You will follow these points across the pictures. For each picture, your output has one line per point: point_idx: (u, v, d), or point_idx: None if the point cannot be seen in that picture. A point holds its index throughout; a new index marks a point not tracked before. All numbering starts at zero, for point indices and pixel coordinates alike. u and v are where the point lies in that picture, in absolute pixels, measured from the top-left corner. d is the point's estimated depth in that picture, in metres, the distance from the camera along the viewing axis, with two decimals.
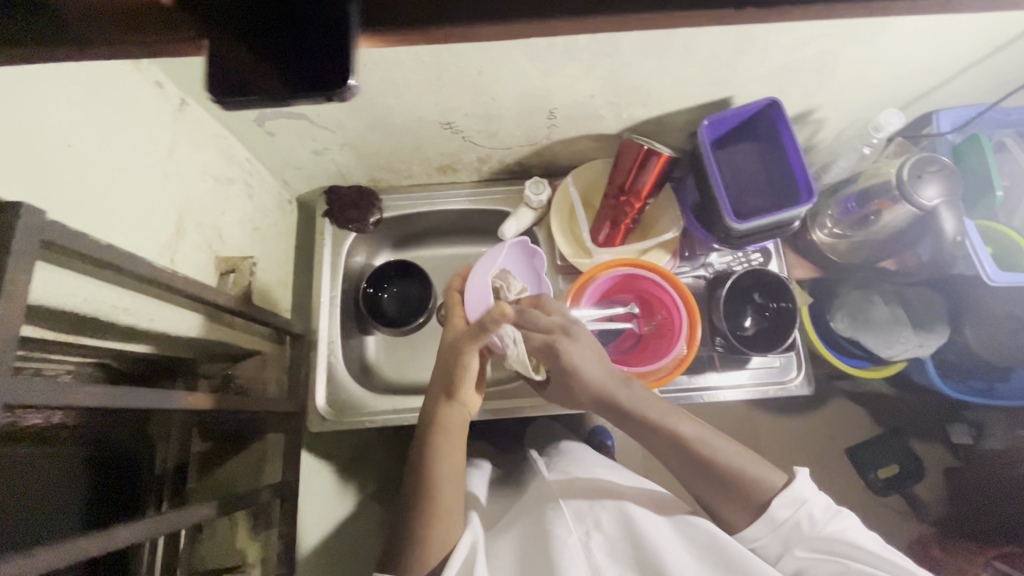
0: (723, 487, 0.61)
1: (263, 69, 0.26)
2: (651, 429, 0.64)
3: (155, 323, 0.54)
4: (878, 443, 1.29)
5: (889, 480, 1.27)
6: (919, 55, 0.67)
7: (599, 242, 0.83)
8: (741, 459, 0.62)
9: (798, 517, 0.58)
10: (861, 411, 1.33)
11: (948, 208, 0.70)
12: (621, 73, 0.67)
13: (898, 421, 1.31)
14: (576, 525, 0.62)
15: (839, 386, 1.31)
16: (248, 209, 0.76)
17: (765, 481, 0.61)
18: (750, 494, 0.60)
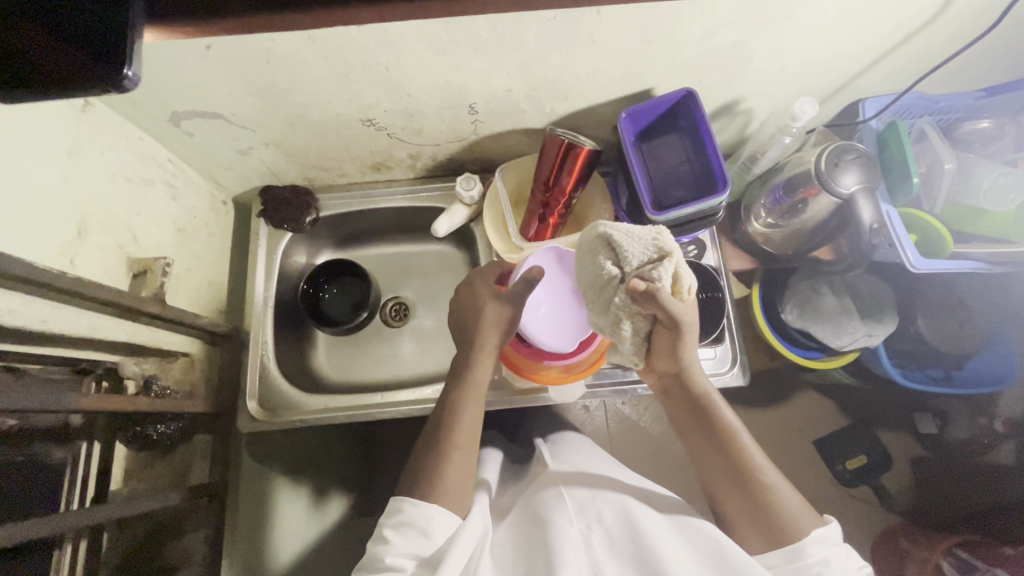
0: (750, 505, 0.60)
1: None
2: (708, 430, 0.65)
3: (50, 324, 0.55)
4: (845, 434, 1.26)
5: (857, 471, 1.23)
6: (829, 43, 0.67)
7: (530, 238, 0.83)
8: (782, 489, 0.60)
9: (822, 556, 0.56)
10: (826, 402, 1.30)
11: (866, 196, 0.70)
12: (532, 66, 0.67)
13: (863, 411, 1.28)
14: (577, 517, 0.61)
15: (804, 377, 1.29)
16: (171, 210, 0.76)
17: (799, 522, 0.58)
18: (778, 524, 0.58)
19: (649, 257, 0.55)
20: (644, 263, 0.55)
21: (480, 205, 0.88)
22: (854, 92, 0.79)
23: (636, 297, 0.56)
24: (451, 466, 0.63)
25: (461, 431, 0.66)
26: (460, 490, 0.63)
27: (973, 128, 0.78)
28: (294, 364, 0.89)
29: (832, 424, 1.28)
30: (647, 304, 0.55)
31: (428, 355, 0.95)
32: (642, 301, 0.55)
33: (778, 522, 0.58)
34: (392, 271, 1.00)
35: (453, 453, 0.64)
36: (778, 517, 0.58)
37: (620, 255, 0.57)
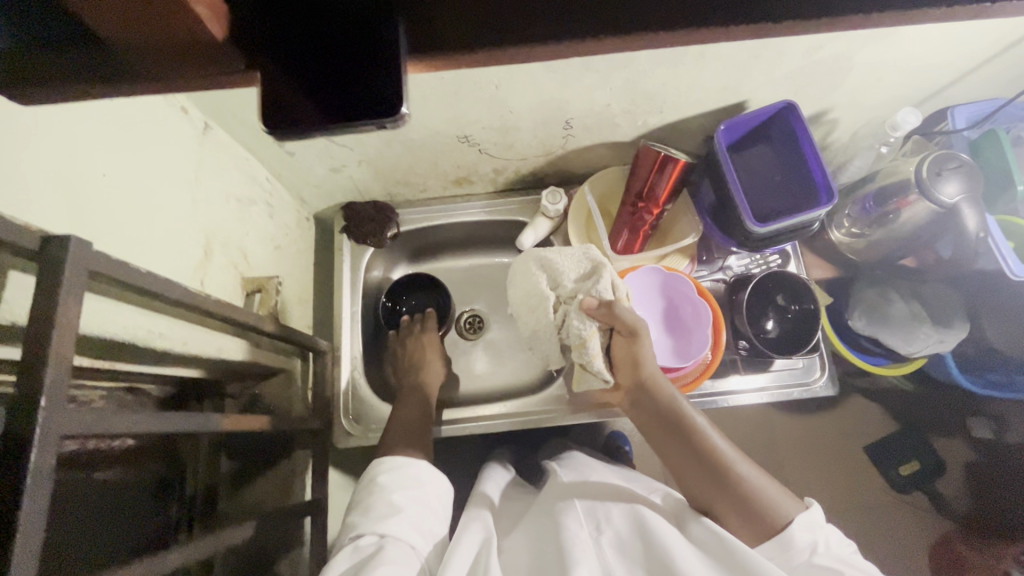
0: (733, 501, 0.55)
1: (302, 101, 0.27)
2: (674, 429, 0.61)
3: (189, 346, 0.55)
4: (900, 439, 1.22)
5: (911, 476, 1.20)
6: (932, 55, 0.67)
7: (618, 249, 0.84)
8: (760, 479, 0.57)
9: (808, 542, 0.52)
10: (876, 407, 1.26)
11: (971, 204, 0.70)
12: (637, 82, 0.67)
13: (914, 416, 1.24)
14: (587, 519, 0.59)
15: (857, 382, 1.24)
16: (270, 228, 0.76)
17: (779, 507, 0.54)
18: (761, 515, 0.54)
19: (582, 272, 0.70)
20: (586, 284, 0.68)
21: (562, 217, 0.89)
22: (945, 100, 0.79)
23: (591, 314, 0.66)
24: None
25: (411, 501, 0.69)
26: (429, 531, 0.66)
27: None
28: (375, 378, 0.89)
29: (883, 429, 1.25)
30: (601, 315, 0.65)
31: (505, 367, 0.94)
32: (598, 314, 0.65)
33: (764, 514, 0.54)
34: (464, 284, 1.00)
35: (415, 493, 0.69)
36: (759, 507, 0.54)
37: (559, 278, 0.70)
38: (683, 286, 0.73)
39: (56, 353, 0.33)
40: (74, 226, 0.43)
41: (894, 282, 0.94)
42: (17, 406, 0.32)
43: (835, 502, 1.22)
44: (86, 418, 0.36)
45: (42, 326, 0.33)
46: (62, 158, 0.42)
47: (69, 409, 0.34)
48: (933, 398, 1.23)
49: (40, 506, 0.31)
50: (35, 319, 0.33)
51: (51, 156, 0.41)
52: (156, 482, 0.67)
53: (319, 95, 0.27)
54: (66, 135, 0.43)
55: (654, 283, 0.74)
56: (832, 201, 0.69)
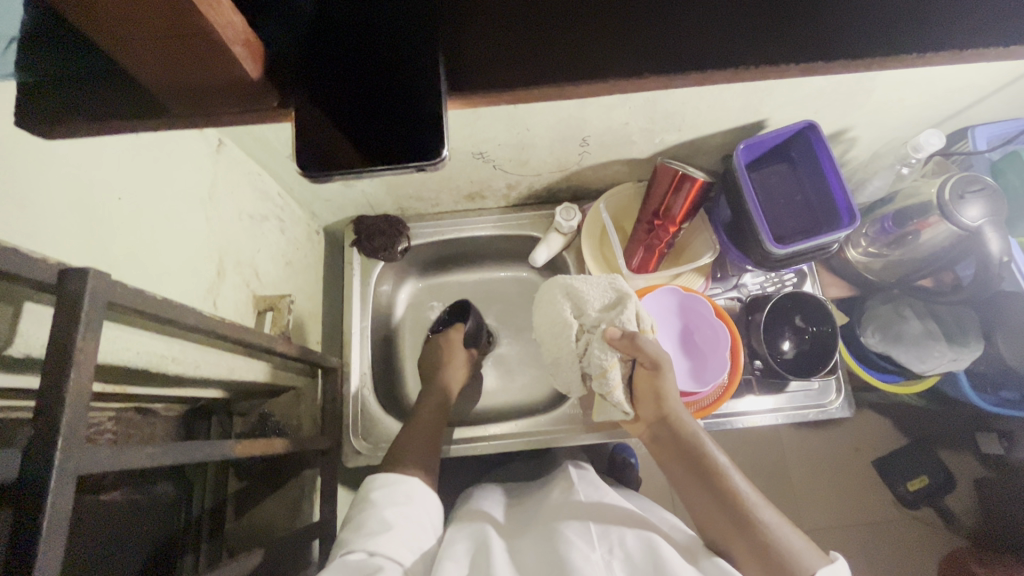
0: (754, 549, 0.53)
1: (336, 141, 0.30)
2: (696, 470, 0.60)
3: (201, 370, 0.54)
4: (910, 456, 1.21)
5: (921, 493, 1.17)
6: (955, 77, 0.67)
7: (633, 267, 0.83)
8: (784, 528, 0.55)
9: None
10: (886, 422, 1.25)
11: (994, 227, 0.70)
12: (657, 101, 0.66)
13: (925, 432, 1.23)
14: (599, 541, 0.57)
15: (868, 399, 1.23)
16: (281, 244, 0.75)
17: (804, 559, 0.52)
18: (785, 566, 0.52)
19: (607, 302, 0.68)
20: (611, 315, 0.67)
21: (576, 233, 0.88)
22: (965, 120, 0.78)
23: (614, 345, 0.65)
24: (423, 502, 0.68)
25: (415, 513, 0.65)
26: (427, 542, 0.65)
27: None
28: (384, 394, 0.88)
29: (892, 445, 1.24)
30: (625, 347, 0.64)
31: (515, 384, 0.93)
32: (622, 346, 0.64)
33: (786, 564, 0.52)
34: (474, 298, 0.99)
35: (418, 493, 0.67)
36: (783, 557, 0.52)
37: (581, 305, 0.69)
38: (703, 312, 0.72)
39: (74, 390, 0.32)
40: (92, 253, 0.42)
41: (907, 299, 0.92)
42: (34, 444, 0.31)
43: (845, 519, 1.21)
44: (103, 455, 0.35)
45: (61, 363, 0.32)
46: (81, 184, 0.41)
47: (86, 447, 0.33)
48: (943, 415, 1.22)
49: (56, 550, 0.30)
50: (52, 355, 0.32)
51: (70, 183, 0.40)
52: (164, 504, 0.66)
53: (350, 138, 0.30)
54: (85, 160, 0.41)
55: (673, 304, 0.74)
56: (854, 224, 0.69)
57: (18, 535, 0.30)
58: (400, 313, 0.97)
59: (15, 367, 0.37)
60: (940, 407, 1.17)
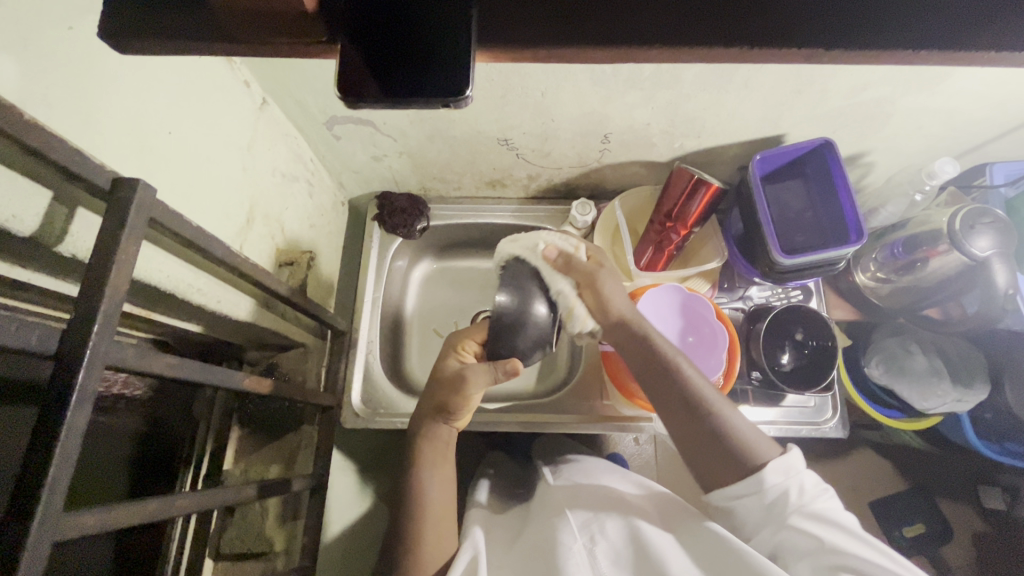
0: (714, 446, 0.60)
1: (364, 72, 0.30)
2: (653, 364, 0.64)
3: (222, 306, 0.57)
4: (906, 499, 1.20)
5: (915, 539, 1.16)
6: (977, 108, 0.68)
7: (641, 266, 0.85)
8: (743, 423, 0.61)
9: (781, 486, 0.56)
10: (885, 463, 1.23)
11: (1000, 260, 0.70)
12: (679, 104, 0.69)
13: (925, 476, 1.21)
14: (580, 531, 0.62)
15: (868, 435, 1.23)
16: (308, 207, 0.79)
17: (755, 447, 0.59)
18: (737, 450, 0.59)
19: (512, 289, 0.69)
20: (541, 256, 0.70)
21: (589, 229, 0.90)
22: (984, 155, 0.79)
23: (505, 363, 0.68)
24: (433, 486, 0.67)
25: (432, 507, 0.66)
26: (437, 548, 0.64)
27: None
28: (387, 364, 0.91)
29: (889, 485, 1.22)
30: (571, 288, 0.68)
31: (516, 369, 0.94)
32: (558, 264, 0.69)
33: (738, 450, 0.59)
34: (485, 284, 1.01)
35: (428, 487, 0.67)
36: (733, 444, 0.59)
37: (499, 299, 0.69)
38: (705, 314, 0.73)
39: (112, 284, 0.35)
40: (141, 174, 0.46)
41: (915, 334, 0.94)
42: (73, 327, 0.34)
43: None
44: (129, 353, 0.38)
45: (105, 261, 0.36)
46: (138, 111, 0.45)
47: (115, 342, 0.36)
48: (944, 459, 1.21)
49: (79, 423, 0.33)
50: (98, 253, 0.36)
51: (128, 109, 0.44)
52: (169, 436, 0.71)
53: (380, 69, 0.30)
54: (143, 92, 0.45)
55: (675, 303, 0.75)
56: (862, 241, 0.70)
57: (49, 404, 0.33)
58: (411, 290, 1.00)
59: (60, 268, 0.41)
60: (942, 450, 1.15)
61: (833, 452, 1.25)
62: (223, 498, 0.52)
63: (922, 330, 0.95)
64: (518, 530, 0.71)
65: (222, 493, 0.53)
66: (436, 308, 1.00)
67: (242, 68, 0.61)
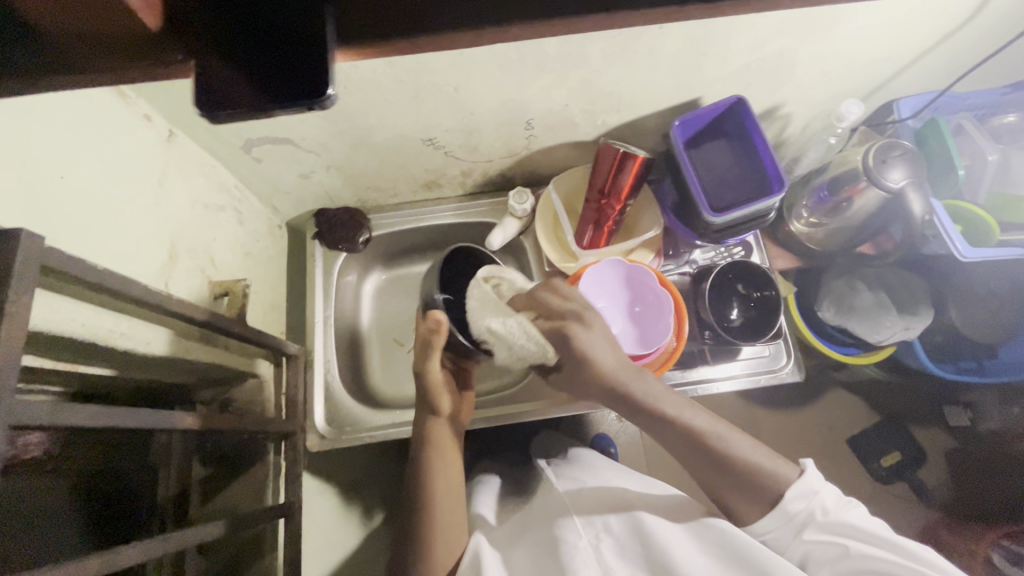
0: (741, 486, 0.60)
1: (232, 84, 0.29)
2: (660, 422, 0.62)
3: (151, 348, 0.55)
4: (881, 431, 1.25)
5: (893, 468, 1.22)
6: (872, 48, 0.71)
7: (583, 245, 0.86)
8: (758, 454, 0.61)
9: (805, 510, 0.58)
10: (857, 400, 1.28)
11: (914, 189, 0.73)
12: (592, 81, 0.70)
13: (894, 406, 1.27)
14: (585, 529, 0.63)
15: (836, 377, 1.27)
16: (239, 235, 0.78)
17: (774, 477, 0.59)
18: (758, 488, 0.59)
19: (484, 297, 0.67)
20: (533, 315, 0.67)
21: (530, 217, 0.91)
22: (890, 93, 0.82)
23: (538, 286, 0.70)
24: (438, 479, 0.71)
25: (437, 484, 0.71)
26: (448, 550, 0.67)
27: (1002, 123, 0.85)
28: (349, 382, 0.90)
29: (863, 420, 1.27)
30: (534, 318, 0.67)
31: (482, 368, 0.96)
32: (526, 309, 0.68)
33: (760, 486, 0.59)
34: None
35: (437, 502, 0.69)
36: (755, 481, 0.59)
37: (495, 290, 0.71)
38: (646, 279, 0.74)
39: (4, 339, 0.34)
40: (30, 223, 0.44)
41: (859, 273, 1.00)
42: None
43: None
44: (38, 407, 0.36)
45: None
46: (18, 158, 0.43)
47: (17, 396, 0.35)
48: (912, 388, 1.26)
49: None
50: None
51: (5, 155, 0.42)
52: (122, 488, 0.68)
53: (253, 77, 0.29)
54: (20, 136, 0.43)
55: (619, 274, 0.76)
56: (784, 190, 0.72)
57: None
58: (365, 304, 1.00)
59: None
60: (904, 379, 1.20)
61: (807, 397, 1.29)
62: (183, 541, 0.50)
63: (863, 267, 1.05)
64: (520, 530, 0.69)
65: (181, 536, 0.51)
66: (392, 318, 1.00)
67: (140, 102, 0.59)
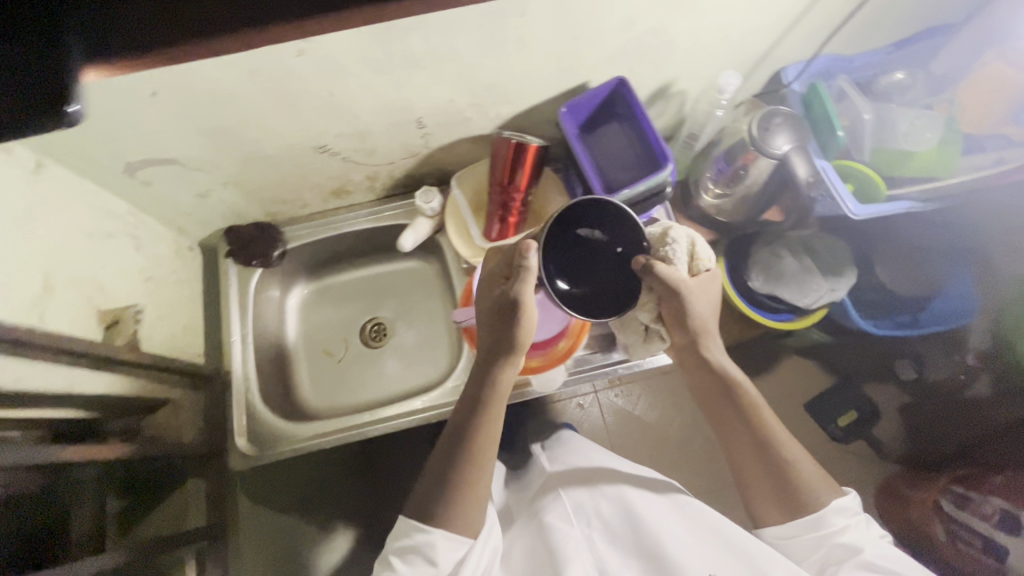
0: (775, 494, 0.62)
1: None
2: (734, 406, 0.66)
3: (21, 383, 0.55)
4: (835, 393, 1.29)
5: (850, 427, 1.26)
6: (741, 19, 0.72)
7: (491, 239, 0.86)
8: (807, 470, 0.62)
9: (841, 523, 0.60)
10: (812, 364, 1.33)
11: (799, 153, 0.75)
12: (469, 75, 0.70)
13: (849, 366, 1.31)
14: (576, 517, 0.68)
15: (789, 343, 1.31)
16: (137, 260, 0.76)
17: (818, 493, 0.61)
18: (797, 497, 0.61)
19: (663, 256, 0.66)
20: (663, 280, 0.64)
21: (442, 215, 0.91)
22: (775, 62, 0.84)
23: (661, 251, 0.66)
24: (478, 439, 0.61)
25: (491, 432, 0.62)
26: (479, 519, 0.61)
27: (890, 80, 0.86)
28: (276, 397, 0.90)
29: (819, 385, 1.32)
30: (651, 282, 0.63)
31: (419, 368, 0.98)
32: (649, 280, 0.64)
33: (799, 497, 0.61)
34: (365, 296, 1.03)
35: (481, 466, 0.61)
36: (797, 489, 0.61)
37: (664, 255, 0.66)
38: None
39: None
40: None
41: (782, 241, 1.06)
42: None
43: None
44: None
45: None
46: None
47: None
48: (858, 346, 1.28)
49: None
50: None
51: None
52: (49, 524, 0.62)
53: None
54: None
55: None
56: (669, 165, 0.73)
57: None
58: (292, 319, 0.99)
59: None
60: (845, 338, 1.23)
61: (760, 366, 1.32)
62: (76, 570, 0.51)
63: (788, 235, 1.08)
64: (521, 519, 0.74)
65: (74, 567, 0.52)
66: (321, 329, 1.00)
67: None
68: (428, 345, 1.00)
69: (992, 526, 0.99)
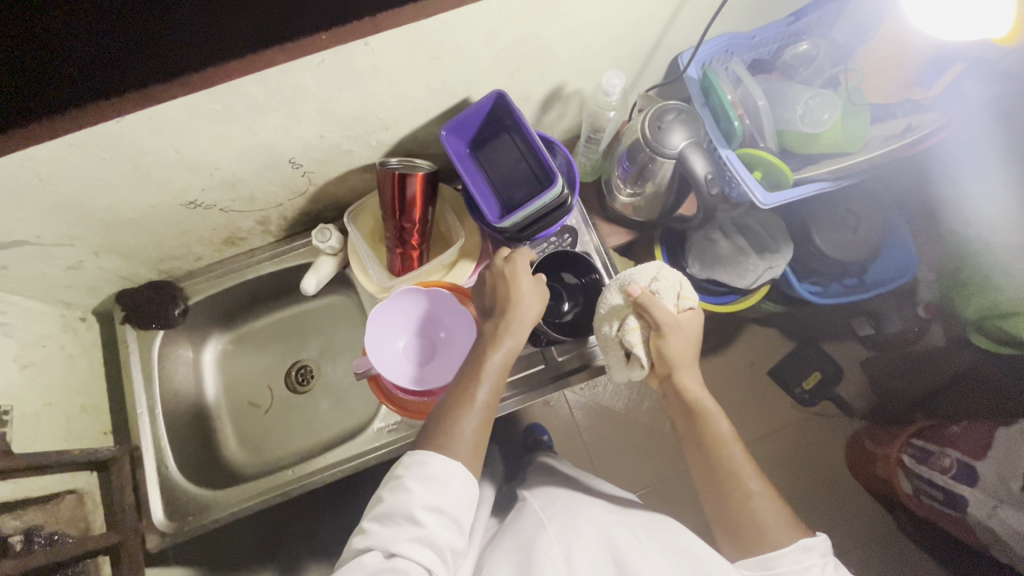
0: (739, 534, 0.61)
1: None
2: (701, 438, 0.66)
3: None
4: (799, 356, 1.25)
5: (815, 389, 1.23)
6: (618, 15, 0.67)
7: (397, 272, 0.82)
8: (768, 506, 0.61)
9: (806, 564, 0.57)
10: (774, 332, 1.27)
11: (696, 148, 0.71)
12: (330, 110, 0.64)
13: (806, 329, 1.26)
14: (556, 539, 0.65)
15: (746, 314, 1.26)
16: (9, 349, 0.71)
17: (777, 532, 0.59)
18: (753, 534, 0.60)
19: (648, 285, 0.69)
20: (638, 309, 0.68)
21: (346, 249, 0.86)
22: (670, 49, 0.79)
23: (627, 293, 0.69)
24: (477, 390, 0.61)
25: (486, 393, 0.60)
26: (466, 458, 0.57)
27: (794, 52, 0.83)
28: (196, 463, 0.85)
29: (780, 350, 1.27)
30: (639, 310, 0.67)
31: (349, 407, 0.93)
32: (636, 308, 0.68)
33: (758, 533, 0.60)
34: (285, 338, 0.98)
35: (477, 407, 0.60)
36: (752, 526, 0.60)
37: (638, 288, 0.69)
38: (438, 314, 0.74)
39: None
40: None
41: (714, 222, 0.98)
42: None
43: (757, 431, 1.23)
44: None
45: None
46: None
47: None
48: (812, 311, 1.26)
49: None
50: None
51: None
52: None
53: None
54: None
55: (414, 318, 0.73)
56: (559, 179, 0.69)
57: None
58: (209, 376, 0.95)
59: None
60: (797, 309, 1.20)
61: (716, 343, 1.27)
62: None
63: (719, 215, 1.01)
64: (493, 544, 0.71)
65: None
66: (244, 380, 0.96)
67: None
68: (355, 382, 0.94)
69: (949, 478, 0.94)
